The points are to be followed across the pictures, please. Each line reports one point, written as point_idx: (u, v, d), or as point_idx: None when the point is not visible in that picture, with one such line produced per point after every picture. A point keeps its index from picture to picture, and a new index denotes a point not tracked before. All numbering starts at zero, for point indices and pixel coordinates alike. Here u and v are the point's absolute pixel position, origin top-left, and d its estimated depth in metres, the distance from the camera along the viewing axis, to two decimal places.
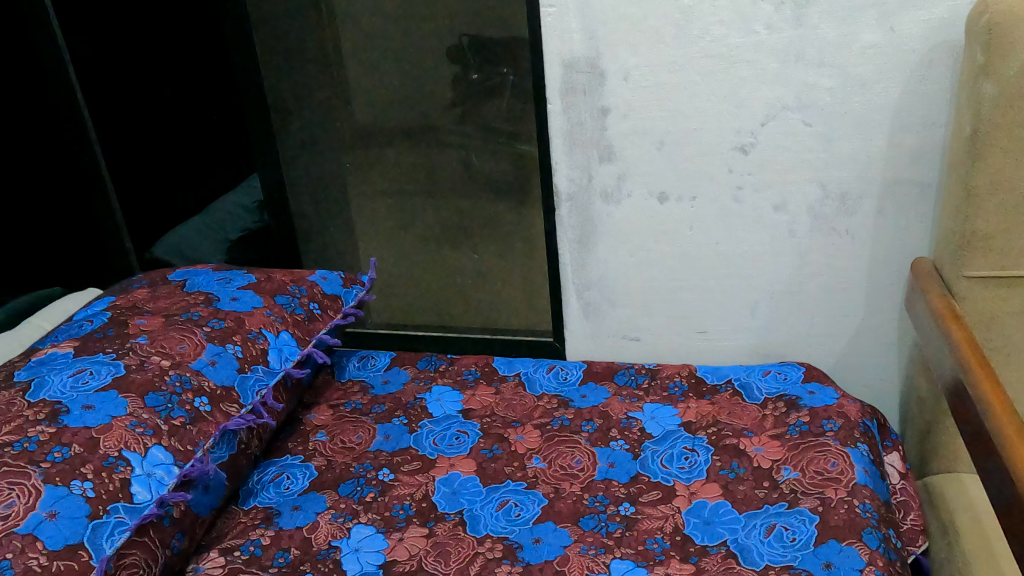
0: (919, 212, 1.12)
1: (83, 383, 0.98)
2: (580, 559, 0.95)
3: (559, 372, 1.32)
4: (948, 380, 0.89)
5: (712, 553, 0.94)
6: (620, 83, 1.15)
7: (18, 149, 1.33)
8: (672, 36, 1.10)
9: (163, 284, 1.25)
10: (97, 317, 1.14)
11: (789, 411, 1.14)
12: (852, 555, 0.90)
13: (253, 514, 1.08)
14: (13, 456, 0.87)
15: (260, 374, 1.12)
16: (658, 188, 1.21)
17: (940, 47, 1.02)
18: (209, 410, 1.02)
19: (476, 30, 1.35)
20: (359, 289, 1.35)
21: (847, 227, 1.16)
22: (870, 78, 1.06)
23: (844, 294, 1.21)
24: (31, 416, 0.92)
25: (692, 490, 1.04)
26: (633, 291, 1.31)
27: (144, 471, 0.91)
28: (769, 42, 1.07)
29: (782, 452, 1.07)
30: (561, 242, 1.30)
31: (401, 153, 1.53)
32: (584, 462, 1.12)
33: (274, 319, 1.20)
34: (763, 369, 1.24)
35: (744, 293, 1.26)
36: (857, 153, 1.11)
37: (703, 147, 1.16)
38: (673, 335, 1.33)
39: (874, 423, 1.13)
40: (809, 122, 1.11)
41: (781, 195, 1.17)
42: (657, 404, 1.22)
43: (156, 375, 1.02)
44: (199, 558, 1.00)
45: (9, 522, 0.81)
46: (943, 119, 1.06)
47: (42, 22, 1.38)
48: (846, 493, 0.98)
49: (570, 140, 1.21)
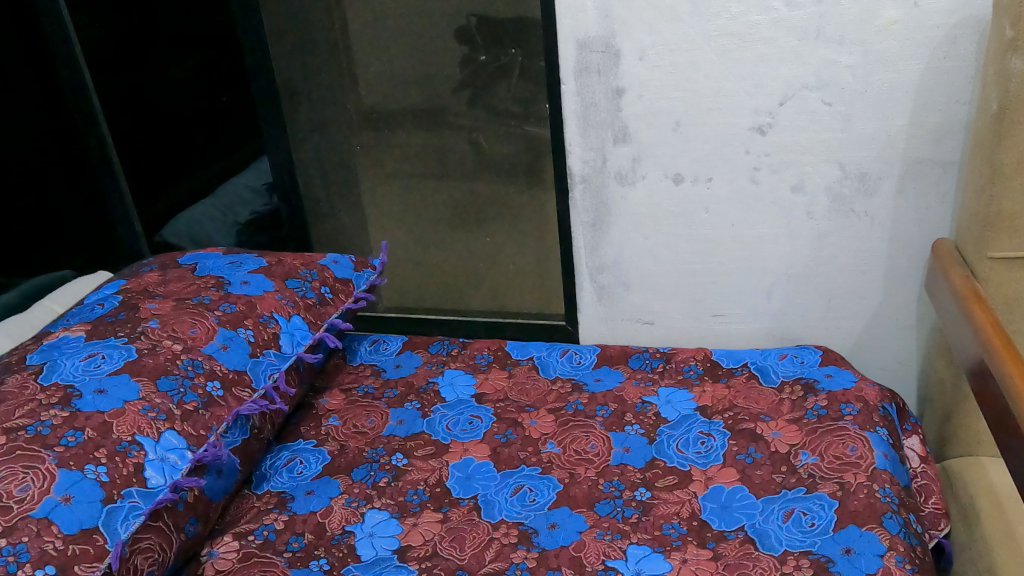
0: (941, 193, 1.11)
1: (95, 367, 0.98)
2: (596, 545, 0.95)
3: (573, 356, 1.31)
4: (972, 363, 0.87)
5: (729, 538, 0.93)
6: (635, 63, 1.13)
7: (42, 140, 1.34)
8: (689, 13, 1.08)
9: (173, 267, 1.24)
10: (108, 300, 1.13)
11: (806, 395, 1.12)
12: (873, 540, 0.89)
13: (266, 498, 1.07)
14: (27, 440, 0.86)
15: (272, 359, 1.11)
16: (673, 170, 1.19)
17: (964, 22, 1.00)
18: (221, 395, 1.02)
19: (488, 9, 1.33)
20: (371, 272, 1.34)
21: (866, 208, 1.14)
22: (892, 55, 1.04)
23: (863, 277, 1.20)
24: (44, 400, 0.92)
25: (709, 475, 1.03)
26: (647, 275, 1.30)
27: (158, 456, 0.91)
28: (788, 19, 1.05)
29: (800, 437, 1.06)
30: (575, 225, 1.28)
31: (411, 135, 1.51)
32: (599, 447, 1.11)
33: (286, 302, 1.19)
34: (780, 353, 1.23)
35: (760, 276, 1.25)
36: (877, 133, 1.09)
37: (720, 127, 1.14)
38: (688, 318, 1.32)
39: (893, 407, 1.11)
40: (828, 101, 1.09)
41: (799, 175, 1.15)
42: (672, 388, 1.21)
43: (168, 359, 1.01)
44: (213, 542, 1.00)
45: (24, 506, 0.81)
46: (967, 96, 1.04)
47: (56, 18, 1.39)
48: (866, 478, 0.97)
49: (584, 121, 1.19)
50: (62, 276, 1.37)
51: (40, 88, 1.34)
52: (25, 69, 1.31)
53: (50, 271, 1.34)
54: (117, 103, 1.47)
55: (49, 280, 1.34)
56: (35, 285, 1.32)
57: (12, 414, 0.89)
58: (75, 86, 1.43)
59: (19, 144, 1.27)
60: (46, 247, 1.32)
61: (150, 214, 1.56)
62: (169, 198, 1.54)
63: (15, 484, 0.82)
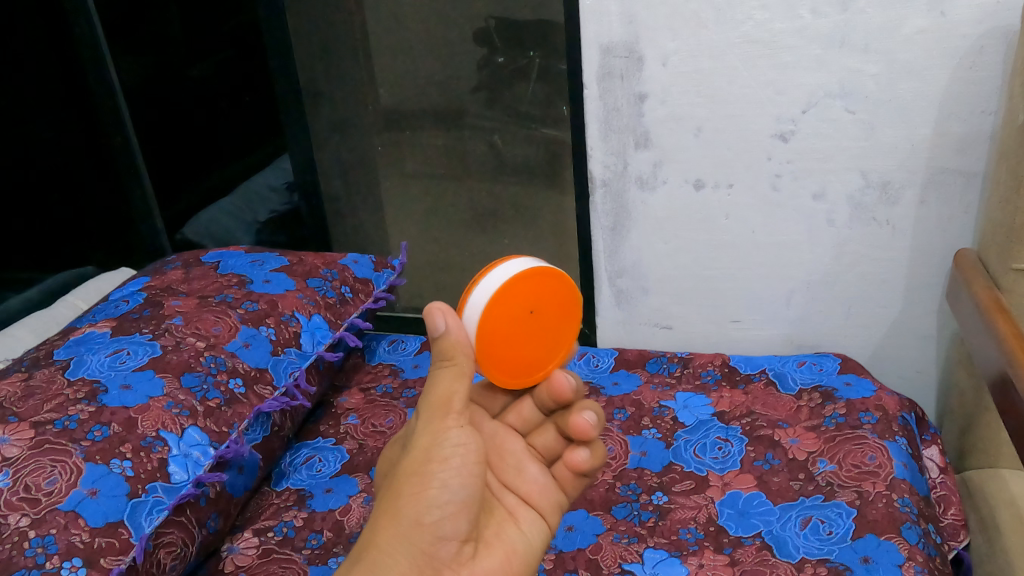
0: (964, 202, 1.10)
1: (121, 363, 0.99)
2: (613, 548, 0.95)
3: (591, 359, 1.32)
4: (995, 374, 0.87)
5: (747, 544, 0.94)
6: (658, 69, 1.13)
7: (64, 139, 1.34)
8: (713, 20, 1.08)
9: (196, 265, 1.25)
10: (133, 296, 1.14)
11: (824, 402, 1.13)
12: (891, 550, 0.89)
13: (285, 495, 1.09)
14: (54, 434, 0.87)
15: (294, 357, 1.12)
16: (694, 175, 1.19)
17: (991, 32, 1.00)
18: (243, 392, 1.03)
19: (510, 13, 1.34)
20: (391, 272, 1.35)
21: (888, 217, 1.14)
22: (917, 65, 1.04)
23: (883, 285, 1.20)
24: (71, 395, 0.93)
25: (726, 480, 1.04)
26: (667, 280, 1.30)
27: (181, 452, 0.92)
28: (813, 28, 1.05)
29: (818, 444, 1.06)
30: (595, 229, 1.29)
31: None
32: (616, 450, 1.12)
33: (307, 301, 1.20)
34: (798, 360, 1.23)
35: (779, 283, 1.25)
36: (900, 141, 1.09)
37: (742, 134, 1.14)
38: (706, 324, 1.33)
39: (912, 416, 1.11)
40: (852, 109, 1.09)
41: (821, 183, 1.15)
42: (690, 393, 1.21)
43: (192, 356, 1.03)
44: (233, 538, 1.01)
45: (52, 499, 0.82)
46: (993, 106, 1.03)
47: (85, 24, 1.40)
48: (884, 487, 0.97)
49: (606, 125, 1.19)
50: (84, 272, 1.39)
51: (61, 85, 1.35)
52: (49, 63, 1.33)
53: (73, 267, 1.36)
54: (141, 101, 1.48)
55: (72, 275, 1.36)
56: (59, 282, 1.34)
57: (41, 408, 0.91)
58: (99, 81, 1.45)
59: (42, 144, 1.28)
60: (64, 242, 1.33)
61: (170, 211, 1.57)
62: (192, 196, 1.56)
63: (43, 477, 0.83)
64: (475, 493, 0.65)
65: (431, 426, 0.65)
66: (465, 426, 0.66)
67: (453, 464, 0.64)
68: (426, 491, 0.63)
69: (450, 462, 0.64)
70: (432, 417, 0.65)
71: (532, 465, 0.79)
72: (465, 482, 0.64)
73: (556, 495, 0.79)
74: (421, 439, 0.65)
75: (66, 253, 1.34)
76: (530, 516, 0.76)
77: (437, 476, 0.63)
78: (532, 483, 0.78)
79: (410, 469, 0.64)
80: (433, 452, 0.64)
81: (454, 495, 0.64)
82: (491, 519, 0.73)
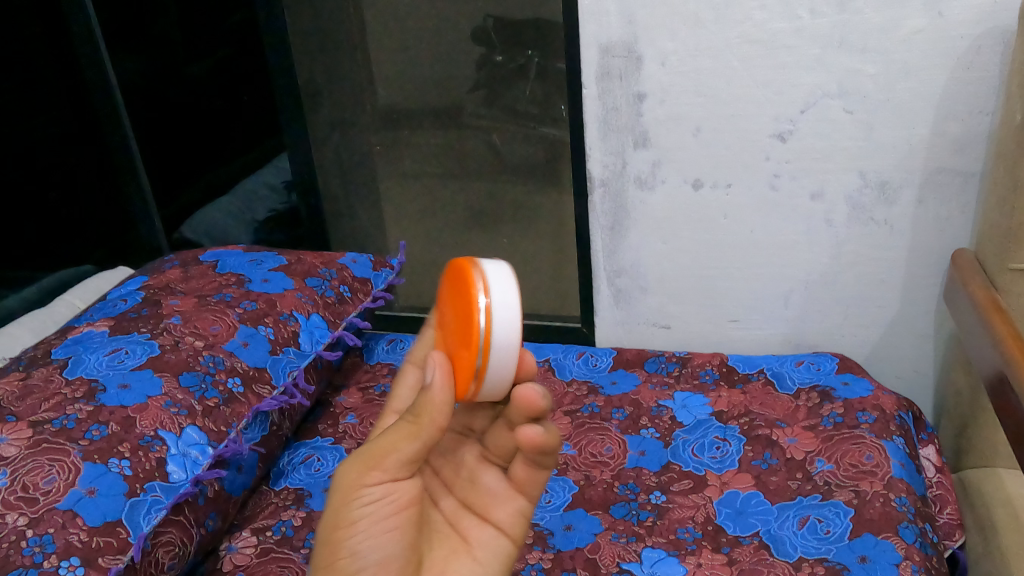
0: (962, 202, 1.10)
1: (119, 362, 0.99)
2: (611, 548, 0.95)
3: (589, 359, 1.32)
4: (992, 374, 0.87)
5: (744, 543, 0.94)
6: (657, 68, 1.14)
7: (64, 137, 1.35)
8: (712, 20, 1.09)
9: (194, 264, 1.25)
10: (131, 296, 1.14)
11: (822, 402, 1.13)
12: (889, 549, 0.89)
13: (283, 495, 1.09)
14: (52, 433, 0.87)
15: (292, 356, 1.12)
16: (693, 175, 1.20)
17: (988, 33, 1.00)
18: (242, 392, 1.03)
19: (508, 12, 1.34)
20: (389, 272, 1.35)
21: (886, 218, 1.15)
22: (916, 65, 1.04)
23: (880, 285, 1.20)
24: (69, 394, 0.93)
25: (724, 480, 1.04)
26: (665, 280, 1.30)
27: (179, 451, 0.92)
28: (811, 28, 1.05)
29: (816, 444, 1.06)
30: (593, 229, 1.29)
31: (431, 135, 1.52)
32: (614, 450, 1.12)
33: (306, 301, 1.20)
34: (796, 359, 1.23)
35: (778, 283, 1.25)
36: (898, 142, 1.09)
37: (741, 134, 1.15)
38: (705, 323, 1.33)
39: (909, 416, 1.11)
40: (850, 110, 1.09)
41: (819, 183, 1.15)
42: (688, 393, 1.21)
43: (190, 355, 1.03)
44: (231, 537, 1.01)
45: (50, 498, 0.82)
46: (990, 107, 1.04)
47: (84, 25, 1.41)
48: (882, 487, 0.97)
49: (605, 125, 1.20)
50: (81, 271, 1.39)
51: (60, 81, 1.36)
52: (46, 63, 1.32)
53: (70, 266, 1.36)
54: (140, 101, 1.48)
55: (70, 275, 1.36)
56: (56, 280, 1.33)
57: (38, 407, 0.91)
58: (96, 80, 1.45)
59: (43, 144, 1.29)
60: (61, 241, 1.33)
61: (167, 210, 1.57)
62: (189, 195, 1.56)
63: (41, 476, 0.83)
64: (395, 551, 0.63)
65: (346, 485, 0.63)
66: (387, 481, 0.63)
67: (361, 528, 0.62)
68: (335, 555, 0.62)
69: (358, 526, 0.62)
70: (349, 474, 0.63)
71: (486, 473, 0.68)
72: (377, 542, 0.62)
73: (514, 502, 0.67)
74: (336, 496, 0.63)
75: (64, 251, 1.34)
76: (483, 531, 0.67)
77: (345, 544, 0.62)
78: (484, 494, 0.67)
79: (328, 532, 0.63)
80: (343, 515, 0.62)
81: (371, 557, 0.62)
82: (435, 546, 0.67)
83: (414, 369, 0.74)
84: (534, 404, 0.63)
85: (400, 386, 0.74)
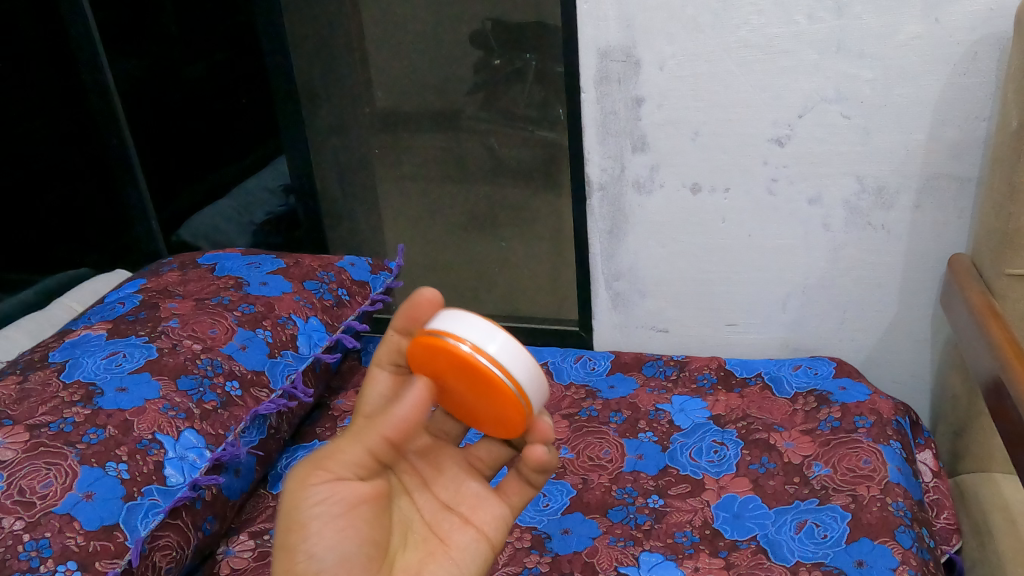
0: (959, 207, 1.11)
1: (117, 365, 0.99)
2: (609, 551, 0.95)
3: (587, 362, 1.32)
4: (988, 379, 0.88)
5: (742, 547, 0.94)
6: (655, 72, 1.14)
7: (59, 140, 1.34)
8: (710, 25, 1.09)
9: (192, 267, 1.25)
10: (128, 299, 1.14)
11: (819, 406, 1.13)
12: (885, 554, 0.90)
13: (281, 498, 1.09)
14: (49, 437, 0.87)
15: (290, 360, 1.12)
16: (691, 179, 1.20)
17: (985, 39, 1.00)
18: (240, 395, 1.03)
19: (506, 16, 1.34)
20: (387, 275, 1.35)
21: (883, 222, 1.15)
22: (913, 70, 1.04)
23: (878, 289, 1.20)
24: (66, 398, 0.93)
25: (721, 484, 1.04)
26: (663, 284, 1.30)
27: (177, 455, 0.92)
28: (809, 33, 1.06)
29: (813, 448, 1.06)
30: (592, 233, 1.29)
31: (429, 138, 1.52)
32: (612, 453, 1.12)
33: (304, 304, 1.20)
34: (794, 363, 1.23)
35: (775, 287, 1.25)
36: (895, 147, 1.09)
37: (739, 138, 1.15)
38: (702, 327, 1.33)
39: (906, 420, 1.12)
40: (847, 115, 1.09)
41: (816, 188, 1.15)
42: (686, 396, 1.21)
43: (188, 358, 1.02)
44: (228, 541, 1.01)
45: (47, 502, 0.82)
46: (987, 112, 1.04)
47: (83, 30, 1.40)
48: (879, 491, 0.97)
49: (603, 129, 1.20)
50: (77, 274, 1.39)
51: (56, 82, 1.35)
52: (42, 65, 1.32)
53: (67, 268, 1.35)
54: (139, 104, 1.47)
55: (66, 277, 1.36)
56: (53, 283, 1.33)
57: (35, 411, 0.90)
58: (94, 83, 1.43)
59: (38, 146, 1.28)
60: (59, 243, 1.32)
61: (166, 213, 1.56)
62: (187, 197, 1.55)
63: (38, 480, 0.83)
64: (349, 547, 0.60)
65: (294, 487, 0.60)
66: (332, 478, 0.60)
67: (312, 528, 0.59)
68: (290, 561, 0.58)
69: (310, 526, 0.59)
70: (297, 476, 0.60)
71: (472, 479, 0.70)
72: (330, 543, 0.59)
73: (497, 507, 0.69)
74: (286, 499, 0.60)
75: (61, 253, 1.34)
76: (464, 533, 0.67)
77: (299, 547, 0.58)
78: (471, 497, 0.69)
79: (279, 538, 0.60)
80: (293, 517, 0.59)
81: (324, 559, 0.59)
82: (408, 548, 0.65)
83: (386, 373, 0.71)
84: (549, 434, 0.68)
85: (370, 391, 0.70)
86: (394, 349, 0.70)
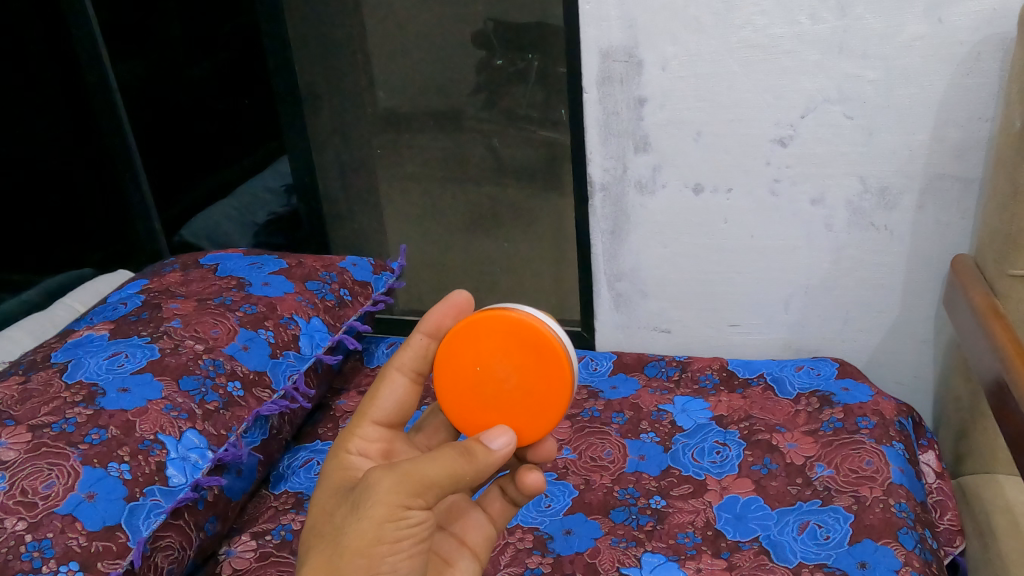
0: (961, 207, 1.11)
1: (119, 366, 0.99)
2: (611, 552, 0.95)
3: (589, 363, 1.32)
4: (991, 380, 0.88)
5: (744, 549, 0.94)
6: (658, 73, 1.14)
7: (63, 140, 1.34)
8: (713, 25, 1.09)
9: (194, 267, 1.25)
10: (131, 299, 1.14)
11: (822, 407, 1.13)
12: (888, 555, 0.89)
13: (283, 499, 1.09)
14: (52, 438, 0.87)
15: (292, 360, 1.12)
16: (693, 180, 1.20)
17: (988, 39, 1.00)
18: (242, 395, 1.03)
19: (508, 17, 1.34)
20: (389, 275, 1.35)
21: (886, 223, 1.15)
22: (916, 70, 1.04)
23: (880, 290, 1.20)
24: (69, 398, 0.93)
25: (724, 484, 1.04)
26: (665, 284, 1.30)
27: (179, 455, 0.92)
28: (811, 33, 1.06)
29: (816, 449, 1.06)
30: (594, 233, 1.29)
31: (431, 139, 1.52)
32: (614, 454, 1.12)
33: (306, 304, 1.20)
34: (796, 364, 1.23)
35: (777, 287, 1.25)
36: (898, 147, 1.09)
37: (742, 139, 1.15)
38: (704, 328, 1.33)
39: (909, 422, 1.12)
40: (850, 115, 1.09)
41: (819, 188, 1.15)
42: (688, 397, 1.21)
43: (190, 359, 1.02)
44: (230, 541, 1.01)
45: (49, 502, 0.82)
46: (990, 113, 1.04)
47: (85, 35, 1.40)
48: (881, 492, 0.97)
49: (605, 129, 1.20)
50: (81, 275, 1.39)
51: (60, 86, 1.35)
52: (42, 65, 1.31)
53: (69, 269, 1.35)
54: (141, 103, 1.47)
55: (70, 278, 1.36)
56: (55, 283, 1.33)
57: (38, 411, 0.90)
58: (97, 80, 1.43)
59: (42, 146, 1.28)
60: (60, 244, 1.32)
61: (168, 213, 1.56)
62: (190, 197, 1.55)
63: (40, 480, 0.83)
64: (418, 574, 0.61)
65: (389, 501, 0.58)
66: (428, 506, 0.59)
67: (403, 548, 0.58)
68: (371, 570, 0.57)
69: (401, 545, 0.58)
70: (399, 491, 0.58)
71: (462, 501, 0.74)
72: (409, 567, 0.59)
73: (485, 526, 0.74)
74: (374, 510, 0.58)
75: (64, 253, 1.34)
76: (464, 556, 0.71)
77: (386, 560, 0.58)
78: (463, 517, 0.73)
79: (358, 544, 0.57)
80: (387, 531, 0.57)
81: None
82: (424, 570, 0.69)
83: (404, 379, 0.71)
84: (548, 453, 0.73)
85: (388, 394, 0.70)
86: (417, 354, 0.72)
